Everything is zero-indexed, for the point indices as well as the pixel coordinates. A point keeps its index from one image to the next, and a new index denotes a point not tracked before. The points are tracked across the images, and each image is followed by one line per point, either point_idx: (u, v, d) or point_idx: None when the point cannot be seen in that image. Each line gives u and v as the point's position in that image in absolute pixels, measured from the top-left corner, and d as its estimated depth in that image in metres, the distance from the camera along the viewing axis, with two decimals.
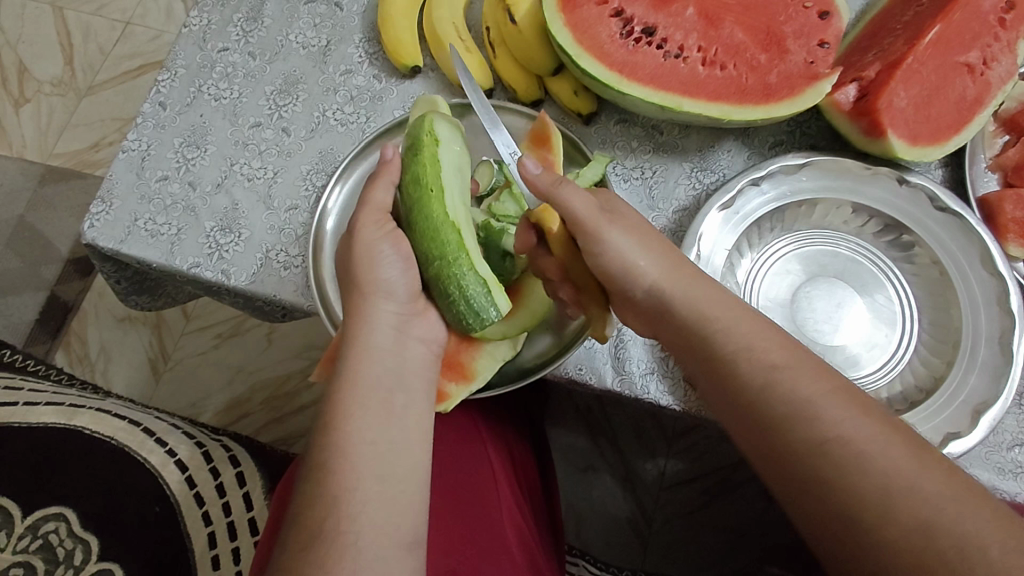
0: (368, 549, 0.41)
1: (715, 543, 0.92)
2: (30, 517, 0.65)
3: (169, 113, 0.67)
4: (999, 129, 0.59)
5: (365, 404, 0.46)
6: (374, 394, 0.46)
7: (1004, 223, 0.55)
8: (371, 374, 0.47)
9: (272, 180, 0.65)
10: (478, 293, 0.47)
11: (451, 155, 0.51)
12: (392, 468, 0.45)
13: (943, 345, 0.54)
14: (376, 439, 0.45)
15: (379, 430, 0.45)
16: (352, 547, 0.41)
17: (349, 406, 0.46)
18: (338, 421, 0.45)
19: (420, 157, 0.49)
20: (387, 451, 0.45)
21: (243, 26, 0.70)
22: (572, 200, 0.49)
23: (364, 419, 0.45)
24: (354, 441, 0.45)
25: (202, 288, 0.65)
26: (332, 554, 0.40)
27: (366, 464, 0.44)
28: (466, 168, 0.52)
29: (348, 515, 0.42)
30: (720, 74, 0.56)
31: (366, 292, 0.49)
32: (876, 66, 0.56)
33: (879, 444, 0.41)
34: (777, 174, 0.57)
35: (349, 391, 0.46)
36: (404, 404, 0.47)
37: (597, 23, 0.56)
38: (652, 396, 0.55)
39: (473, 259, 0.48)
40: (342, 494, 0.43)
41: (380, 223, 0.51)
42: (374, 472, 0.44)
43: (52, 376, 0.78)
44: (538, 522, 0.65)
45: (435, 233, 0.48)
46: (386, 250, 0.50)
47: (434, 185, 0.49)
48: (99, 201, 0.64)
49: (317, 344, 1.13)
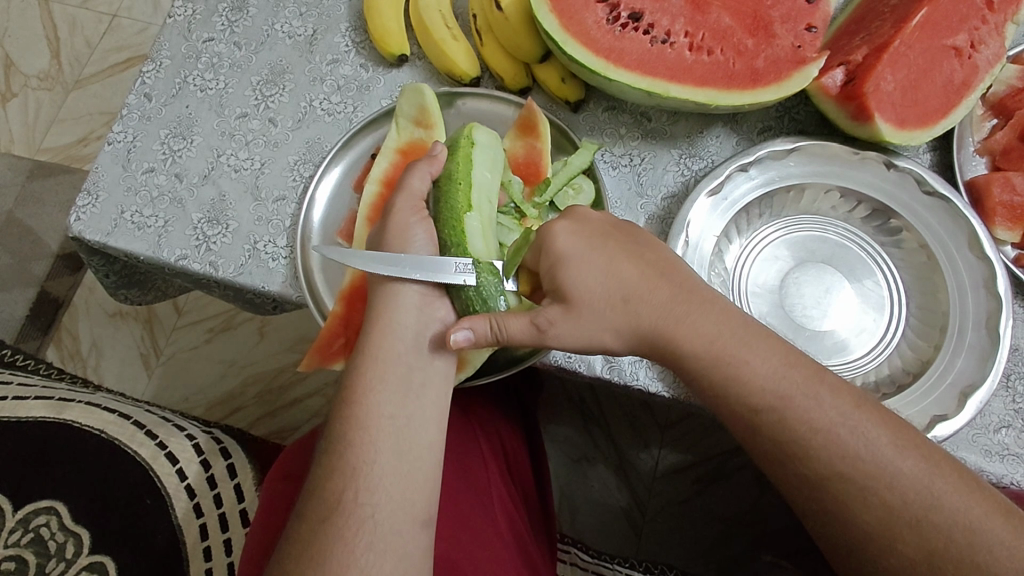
0: (386, 521, 0.44)
1: (708, 531, 0.93)
2: (20, 512, 0.65)
3: (155, 104, 0.67)
4: (988, 113, 0.59)
5: (389, 379, 0.47)
6: (398, 369, 0.48)
7: (992, 207, 0.55)
8: (394, 349, 0.48)
9: (259, 171, 0.64)
10: (490, 282, 0.48)
11: (487, 159, 0.52)
12: (410, 444, 0.46)
13: (930, 329, 0.54)
14: (395, 414, 0.47)
15: (397, 404, 0.47)
16: (370, 520, 0.43)
17: (372, 380, 0.47)
18: (359, 396, 0.47)
19: (456, 157, 0.52)
20: (406, 426, 0.47)
21: (228, 16, 0.69)
22: (557, 237, 0.46)
23: (386, 395, 0.47)
24: (374, 415, 0.46)
25: (191, 281, 0.65)
26: (348, 524, 0.43)
27: (385, 437, 0.46)
28: (500, 173, 0.54)
29: (366, 488, 0.44)
30: (708, 60, 0.55)
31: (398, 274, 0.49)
32: (862, 50, 0.56)
33: (863, 428, 0.42)
34: (766, 160, 0.57)
35: (371, 369, 0.47)
36: (423, 382, 0.48)
37: (583, 9, 0.55)
38: (641, 383, 0.55)
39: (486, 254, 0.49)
40: (360, 467, 0.45)
41: (418, 212, 0.51)
42: (391, 447, 0.46)
43: (41, 371, 0.77)
44: (529, 508, 0.66)
45: (457, 220, 0.49)
46: (419, 230, 0.50)
47: (464, 180, 0.50)
48: (85, 194, 0.63)
49: (309, 337, 1.13)
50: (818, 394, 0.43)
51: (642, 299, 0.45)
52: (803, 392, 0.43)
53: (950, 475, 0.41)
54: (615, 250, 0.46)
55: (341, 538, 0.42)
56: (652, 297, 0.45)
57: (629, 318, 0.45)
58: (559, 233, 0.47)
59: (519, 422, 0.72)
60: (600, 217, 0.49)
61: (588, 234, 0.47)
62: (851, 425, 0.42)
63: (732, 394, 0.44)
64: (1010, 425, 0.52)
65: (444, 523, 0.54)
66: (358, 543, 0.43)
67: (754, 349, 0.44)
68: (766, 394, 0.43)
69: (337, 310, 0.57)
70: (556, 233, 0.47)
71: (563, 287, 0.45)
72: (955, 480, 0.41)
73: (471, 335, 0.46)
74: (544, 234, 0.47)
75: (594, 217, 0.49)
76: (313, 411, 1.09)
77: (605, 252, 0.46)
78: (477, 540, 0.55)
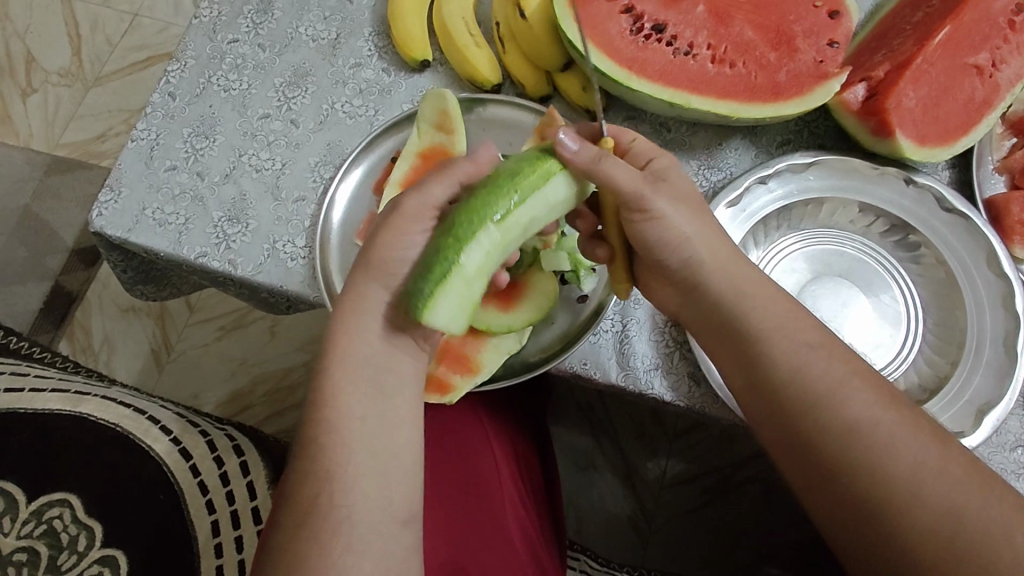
0: (362, 522, 0.43)
1: (714, 542, 0.93)
2: (34, 502, 0.66)
3: (178, 103, 0.67)
4: (1007, 132, 0.59)
5: (358, 385, 0.46)
6: (367, 370, 0.47)
7: (1011, 226, 0.55)
8: (363, 352, 0.47)
9: (280, 172, 0.65)
10: (450, 299, 0.42)
11: (574, 177, 0.46)
12: (380, 447, 0.45)
13: (948, 346, 0.54)
14: (364, 419, 0.45)
15: (366, 409, 0.46)
16: (347, 521, 0.43)
17: (340, 385, 0.46)
18: (330, 400, 0.45)
19: (541, 163, 0.45)
20: (373, 432, 0.46)
21: (253, 18, 0.70)
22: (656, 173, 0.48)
23: (356, 398, 0.46)
24: (343, 418, 0.45)
25: (208, 279, 0.65)
26: (322, 525, 0.42)
27: (356, 440, 0.45)
28: (558, 211, 0.46)
29: (341, 490, 0.43)
30: (729, 72, 0.56)
31: (370, 272, 0.47)
32: (885, 66, 0.56)
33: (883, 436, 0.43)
34: (785, 173, 0.57)
35: (342, 375, 0.46)
36: (393, 389, 0.47)
37: (607, 20, 0.56)
38: (656, 391, 0.55)
39: (472, 276, 0.43)
40: (335, 470, 0.44)
41: (423, 221, 0.47)
42: (363, 450, 0.45)
43: (58, 364, 0.78)
44: (541, 512, 0.66)
45: (478, 224, 0.42)
46: (413, 235, 0.47)
47: (519, 193, 0.43)
48: (108, 190, 0.64)
49: (319, 338, 1.13)
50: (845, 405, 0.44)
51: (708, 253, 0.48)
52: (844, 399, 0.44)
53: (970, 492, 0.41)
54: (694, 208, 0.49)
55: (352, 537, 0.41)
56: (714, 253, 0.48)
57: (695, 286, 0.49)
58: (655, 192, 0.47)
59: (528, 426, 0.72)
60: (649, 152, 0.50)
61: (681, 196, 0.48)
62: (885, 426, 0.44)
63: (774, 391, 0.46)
64: None
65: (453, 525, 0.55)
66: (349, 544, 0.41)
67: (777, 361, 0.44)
68: (798, 401, 0.45)
69: None
70: (655, 193, 0.47)
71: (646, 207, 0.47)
72: (971, 492, 0.41)
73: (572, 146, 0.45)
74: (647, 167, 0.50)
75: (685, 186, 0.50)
76: None
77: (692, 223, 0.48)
78: (487, 544, 0.55)
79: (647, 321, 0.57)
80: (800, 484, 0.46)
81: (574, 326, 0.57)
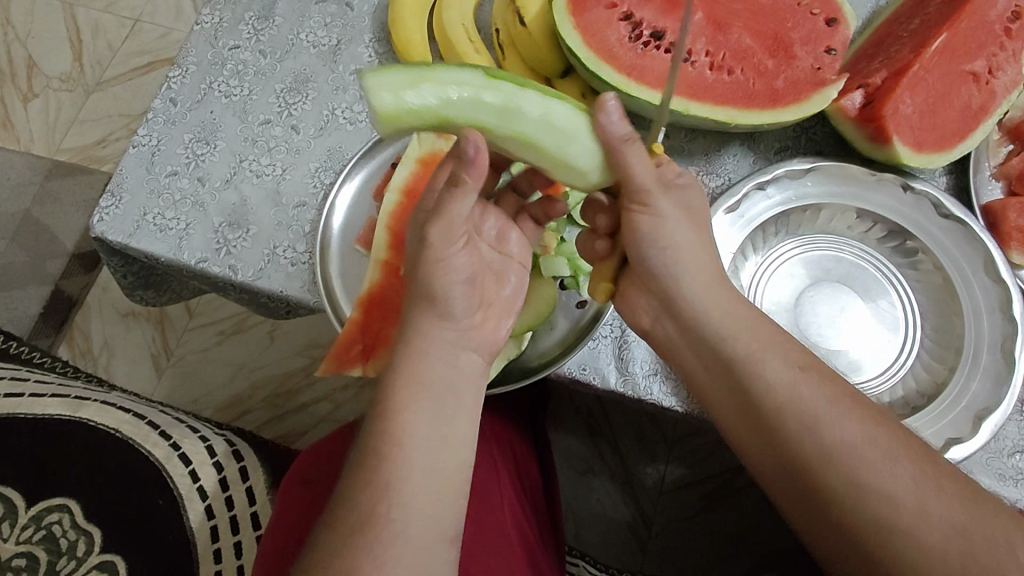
0: (419, 534, 0.42)
1: (713, 547, 0.93)
2: (34, 507, 0.66)
3: (180, 109, 0.68)
4: (1004, 138, 0.59)
5: (426, 403, 0.45)
6: (432, 388, 0.46)
7: (1008, 232, 0.55)
8: (429, 371, 0.46)
9: (281, 177, 0.65)
10: (388, 81, 0.43)
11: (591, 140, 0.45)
12: (443, 462, 0.45)
13: (946, 351, 0.54)
14: (430, 434, 0.45)
15: (432, 425, 0.45)
16: (401, 535, 0.42)
17: (405, 402, 0.45)
18: (394, 415, 0.45)
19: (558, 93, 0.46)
20: (440, 446, 0.45)
21: (254, 24, 0.70)
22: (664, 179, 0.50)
23: (422, 413, 0.45)
24: (409, 433, 0.44)
25: (209, 284, 0.66)
26: (378, 537, 0.41)
27: (420, 456, 0.44)
28: (541, 144, 0.44)
29: (398, 503, 0.42)
30: (728, 79, 0.56)
31: (421, 299, 0.48)
32: (881, 73, 0.57)
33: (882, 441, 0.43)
34: (783, 179, 0.57)
35: (408, 392, 0.45)
36: (458, 408, 0.47)
37: (606, 27, 0.56)
38: (655, 398, 0.55)
39: (418, 90, 0.43)
40: (393, 482, 0.43)
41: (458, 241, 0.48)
42: (423, 464, 0.44)
43: (58, 369, 0.78)
44: (540, 518, 0.66)
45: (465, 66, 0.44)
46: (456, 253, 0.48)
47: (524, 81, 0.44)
48: (109, 195, 0.65)
49: (318, 342, 1.13)
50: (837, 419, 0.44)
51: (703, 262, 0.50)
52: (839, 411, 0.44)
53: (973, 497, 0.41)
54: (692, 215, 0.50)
55: (351, 543, 0.41)
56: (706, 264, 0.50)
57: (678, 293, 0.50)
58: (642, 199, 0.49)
59: (527, 432, 0.72)
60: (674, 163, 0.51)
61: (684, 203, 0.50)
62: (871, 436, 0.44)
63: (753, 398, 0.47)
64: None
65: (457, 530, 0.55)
66: (349, 550, 0.41)
67: None
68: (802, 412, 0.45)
69: (355, 316, 0.57)
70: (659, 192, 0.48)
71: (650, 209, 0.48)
72: (966, 496, 0.42)
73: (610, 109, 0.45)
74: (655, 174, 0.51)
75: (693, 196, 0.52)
76: (320, 417, 1.10)
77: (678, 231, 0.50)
78: (490, 548, 0.55)
79: None
80: (783, 489, 0.47)
81: (572, 331, 0.57)
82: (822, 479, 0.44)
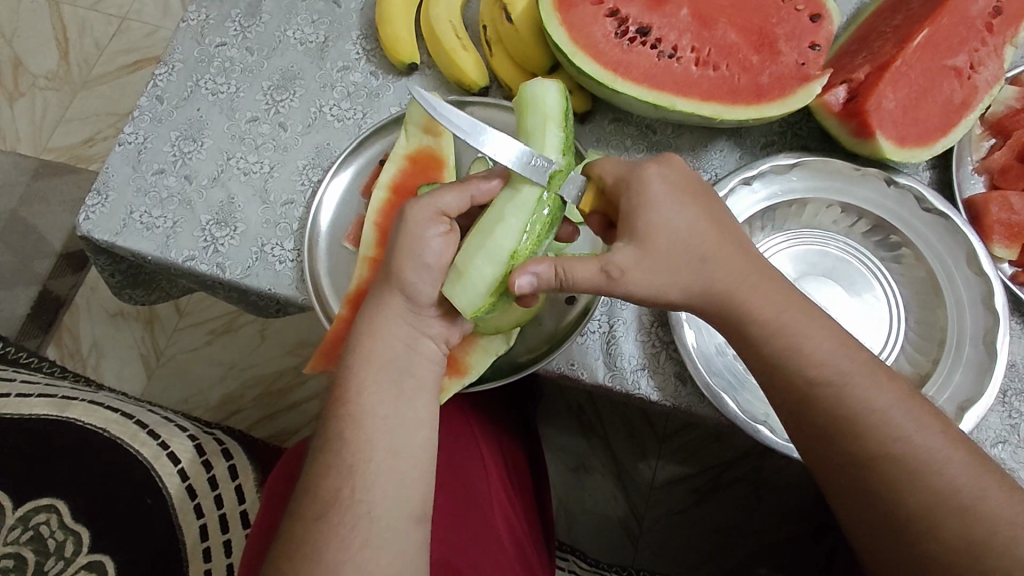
0: (382, 517, 0.43)
1: (704, 543, 0.93)
2: (20, 510, 0.66)
3: (166, 107, 0.67)
4: (987, 132, 0.60)
5: (382, 380, 0.46)
6: (389, 371, 0.46)
7: (990, 225, 0.56)
8: (391, 356, 0.47)
9: (268, 175, 0.65)
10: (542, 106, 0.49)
11: (467, 296, 0.46)
12: (404, 443, 0.45)
13: (928, 343, 0.55)
14: (388, 414, 0.45)
15: (391, 405, 0.46)
16: (366, 516, 0.43)
17: (364, 381, 0.46)
18: (353, 394, 0.46)
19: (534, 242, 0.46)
20: (399, 427, 0.45)
21: (241, 21, 0.70)
22: (651, 180, 0.46)
23: (379, 396, 0.45)
24: (367, 414, 0.45)
25: (197, 282, 0.65)
26: (343, 520, 0.42)
27: (380, 436, 0.45)
28: (475, 242, 0.47)
29: (364, 485, 0.43)
30: (713, 74, 0.56)
31: (393, 280, 0.47)
32: (865, 69, 0.57)
33: (871, 420, 0.43)
34: (768, 174, 0.58)
35: (363, 368, 0.46)
36: (416, 389, 0.47)
37: (592, 23, 0.56)
38: (642, 391, 0.56)
39: (529, 115, 0.49)
40: (359, 464, 0.44)
41: (435, 226, 0.46)
42: (386, 445, 0.45)
43: (45, 369, 0.78)
44: (529, 513, 0.66)
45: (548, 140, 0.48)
46: (431, 240, 0.46)
47: (543, 210, 0.47)
48: (95, 194, 0.64)
49: (309, 340, 1.12)
50: (839, 403, 0.43)
51: (717, 262, 0.46)
52: (836, 397, 0.44)
53: (958, 486, 0.41)
54: (694, 208, 0.47)
55: (334, 535, 0.42)
56: (726, 266, 0.46)
57: (702, 277, 0.46)
58: (653, 178, 0.47)
59: (518, 429, 0.72)
60: (623, 162, 0.48)
61: (680, 186, 0.47)
62: (880, 420, 0.43)
63: (779, 373, 0.45)
64: (1005, 440, 0.53)
65: (449, 527, 0.54)
66: (330, 544, 0.42)
67: (773, 353, 0.45)
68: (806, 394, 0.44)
69: (343, 314, 0.57)
70: (644, 184, 0.46)
71: (642, 227, 0.46)
72: None
73: (537, 279, 0.45)
74: (637, 171, 0.47)
75: (685, 168, 0.49)
76: (311, 415, 1.09)
77: (686, 209, 0.46)
78: (477, 544, 0.55)
79: (634, 320, 0.57)
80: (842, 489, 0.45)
81: (561, 326, 0.57)
82: (850, 448, 0.43)
